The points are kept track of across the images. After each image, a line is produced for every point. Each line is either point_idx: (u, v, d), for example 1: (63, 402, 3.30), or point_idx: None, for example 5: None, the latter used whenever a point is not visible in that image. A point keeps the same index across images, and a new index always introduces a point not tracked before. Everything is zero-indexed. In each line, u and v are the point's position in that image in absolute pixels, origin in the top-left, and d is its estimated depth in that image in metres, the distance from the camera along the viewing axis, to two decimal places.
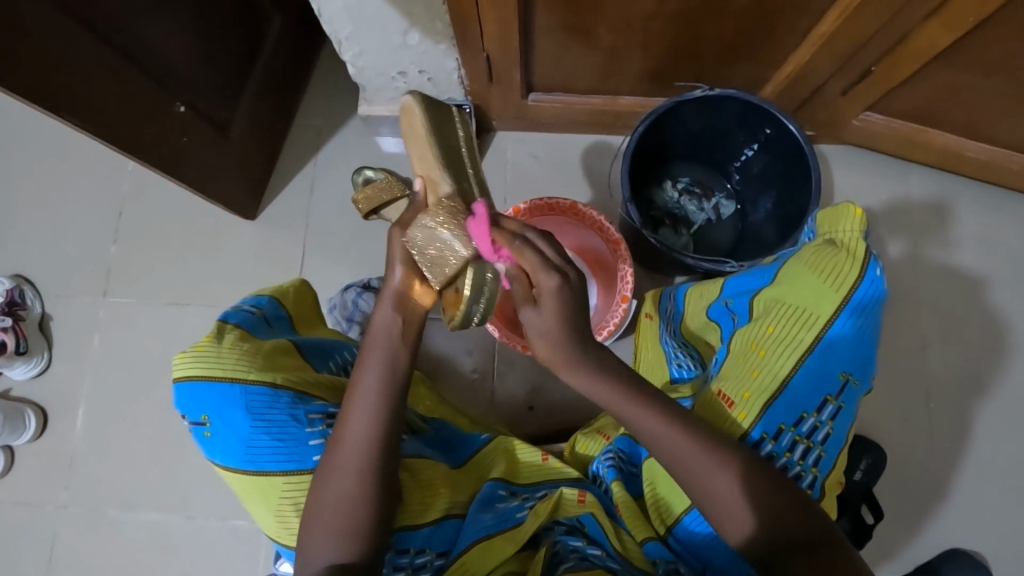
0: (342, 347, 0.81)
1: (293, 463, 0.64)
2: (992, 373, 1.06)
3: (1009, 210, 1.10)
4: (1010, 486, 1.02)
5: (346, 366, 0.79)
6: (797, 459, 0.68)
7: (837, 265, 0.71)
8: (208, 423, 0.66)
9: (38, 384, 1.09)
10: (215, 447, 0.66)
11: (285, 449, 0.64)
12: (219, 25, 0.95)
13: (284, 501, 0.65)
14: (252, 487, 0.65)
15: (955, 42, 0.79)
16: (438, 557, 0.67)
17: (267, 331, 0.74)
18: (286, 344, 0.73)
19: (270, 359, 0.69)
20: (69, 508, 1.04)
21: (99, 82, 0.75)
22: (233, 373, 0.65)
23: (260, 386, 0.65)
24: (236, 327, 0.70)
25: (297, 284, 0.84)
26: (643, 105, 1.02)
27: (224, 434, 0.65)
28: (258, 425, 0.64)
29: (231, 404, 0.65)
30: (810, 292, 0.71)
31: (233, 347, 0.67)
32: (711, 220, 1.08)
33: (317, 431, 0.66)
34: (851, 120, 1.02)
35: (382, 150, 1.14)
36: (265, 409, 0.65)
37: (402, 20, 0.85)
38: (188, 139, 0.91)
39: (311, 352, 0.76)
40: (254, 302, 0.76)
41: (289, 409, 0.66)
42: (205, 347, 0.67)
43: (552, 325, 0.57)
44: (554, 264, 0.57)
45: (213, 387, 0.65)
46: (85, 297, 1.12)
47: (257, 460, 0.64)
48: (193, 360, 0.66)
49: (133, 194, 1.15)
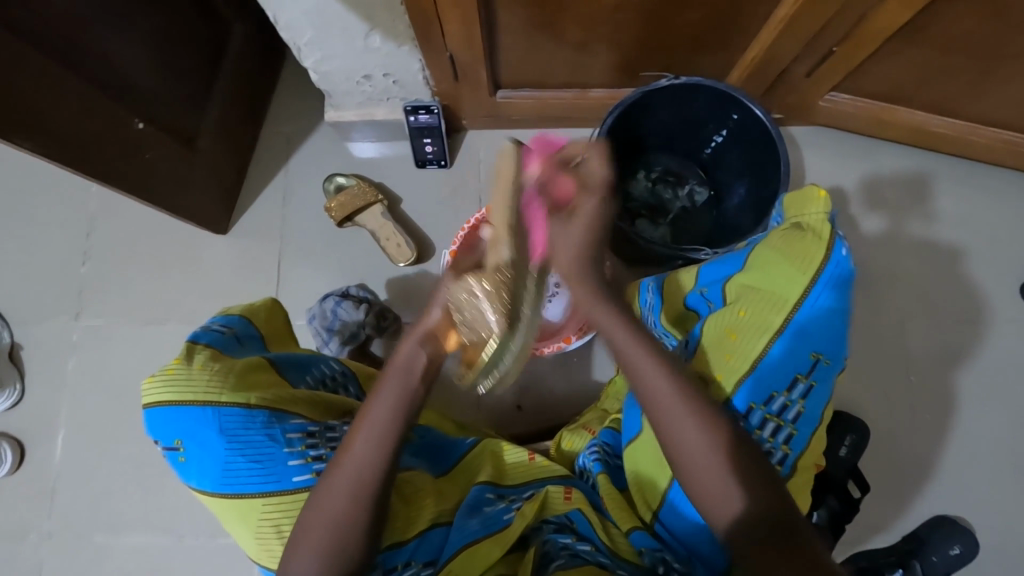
0: (319, 361, 0.80)
1: (272, 484, 0.64)
2: (967, 342, 1.07)
3: (975, 180, 1.12)
4: (990, 452, 1.04)
5: (324, 380, 0.79)
6: (767, 436, 0.70)
7: (805, 248, 0.71)
8: (181, 447, 0.64)
9: (13, 414, 1.06)
10: (189, 471, 0.65)
11: (263, 470, 0.64)
12: (177, 36, 0.93)
13: (264, 523, 0.64)
14: (230, 510, 0.64)
15: (914, 19, 0.80)
16: (425, 567, 0.66)
17: (238, 350, 0.73)
18: (260, 362, 0.72)
19: (242, 378, 0.67)
20: (53, 538, 1.03)
21: (57, 105, 0.73)
22: (205, 396, 0.64)
23: (233, 408, 0.64)
24: (206, 347, 0.69)
25: (269, 301, 0.83)
26: (611, 96, 1.02)
27: (198, 458, 0.64)
28: (234, 448, 0.63)
29: (204, 428, 0.63)
30: (780, 276, 0.72)
31: (202, 369, 0.65)
32: (687, 207, 1.08)
33: (295, 451, 0.65)
34: (818, 101, 1.02)
35: (354, 155, 1.13)
36: (240, 430, 0.64)
37: (363, 24, 0.84)
38: (152, 155, 0.89)
39: (286, 368, 0.74)
40: (224, 321, 0.75)
41: (265, 429, 0.65)
42: (175, 370, 0.65)
43: (577, 239, 0.65)
44: (597, 186, 0.67)
45: (184, 411, 0.64)
46: (58, 322, 1.09)
47: (234, 483, 0.63)
48: (162, 384, 0.64)
49: (100, 214, 1.13)
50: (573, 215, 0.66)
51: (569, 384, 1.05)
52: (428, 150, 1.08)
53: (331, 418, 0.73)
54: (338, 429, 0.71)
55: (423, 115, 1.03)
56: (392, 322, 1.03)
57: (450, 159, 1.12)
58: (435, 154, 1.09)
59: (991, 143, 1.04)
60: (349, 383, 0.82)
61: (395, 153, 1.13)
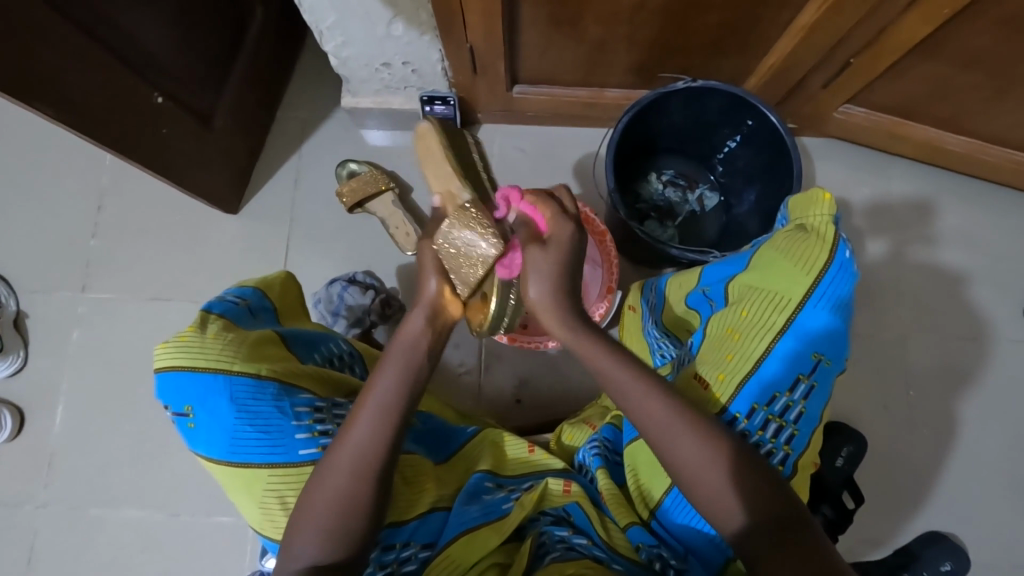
0: (328, 339, 0.80)
1: (277, 456, 0.64)
2: (970, 360, 1.08)
3: (982, 201, 1.13)
4: (985, 471, 1.04)
5: (332, 357, 0.79)
6: (769, 437, 0.68)
7: (807, 249, 0.70)
8: (191, 414, 0.65)
9: (15, 382, 1.07)
10: (197, 438, 0.65)
11: (271, 442, 0.64)
12: (199, 16, 0.94)
13: (267, 494, 0.65)
14: (234, 479, 0.65)
15: (933, 35, 0.81)
16: (423, 549, 0.67)
17: (250, 322, 0.73)
18: (271, 335, 0.72)
19: (254, 349, 0.68)
20: (48, 507, 1.03)
21: (78, 74, 0.73)
22: (217, 364, 0.64)
23: (244, 377, 0.65)
24: (219, 317, 0.69)
25: (284, 275, 0.83)
26: (627, 97, 1.03)
27: (207, 425, 0.64)
28: (243, 417, 0.64)
29: (215, 395, 0.64)
30: (781, 274, 0.70)
31: (216, 338, 0.66)
32: (695, 212, 1.09)
33: (303, 425, 0.66)
34: (832, 112, 1.03)
35: (367, 143, 1.14)
36: (250, 400, 0.64)
37: (386, 11, 0.85)
38: (169, 131, 0.90)
39: (297, 344, 0.75)
40: (239, 292, 0.75)
41: (274, 401, 0.65)
42: (188, 337, 0.65)
43: (551, 268, 0.60)
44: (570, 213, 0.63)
45: (196, 378, 0.64)
46: (65, 293, 1.10)
47: (241, 452, 0.64)
48: (174, 350, 0.65)
49: (113, 188, 1.14)
50: (549, 243, 0.61)
51: (569, 381, 1.05)
52: None
53: (335, 394, 0.73)
54: (345, 406, 0.71)
55: (439, 106, 1.03)
56: (397, 310, 1.04)
57: None
58: None
59: (1001, 163, 1.04)
60: (356, 364, 0.83)
61: (408, 142, 1.14)
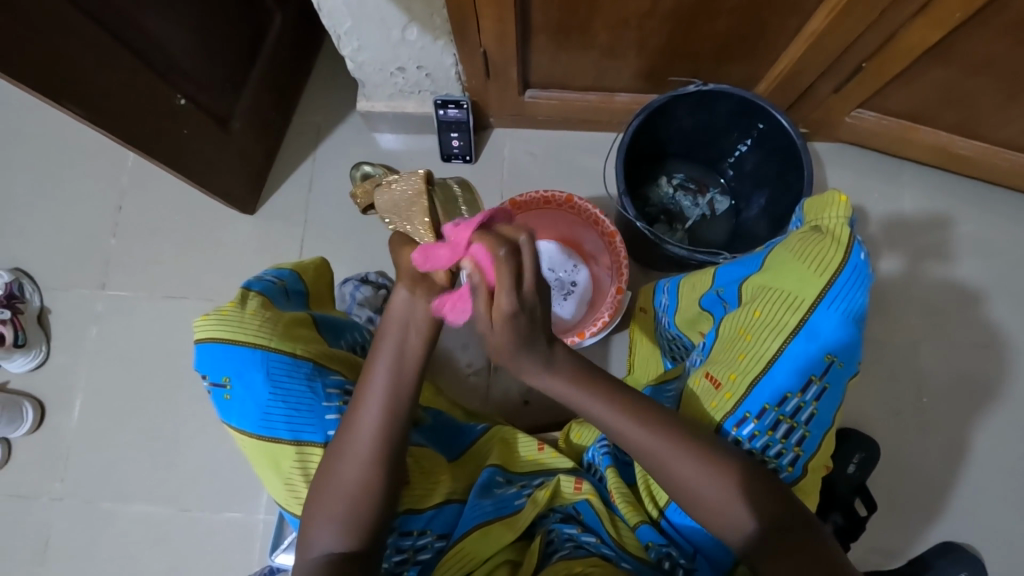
0: (353, 328, 0.82)
1: (307, 434, 0.65)
2: (984, 368, 1.07)
3: (995, 209, 1.12)
4: (1000, 481, 1.03)
5: (357, 346, 0.81)
6: (779, 438, 0.68)
7: (821, 250, 0.68)
8: (227, 385, 0.65)
9: (35, 376, 1.09)
10: (230, 410, 0.66)
11: (301, 419, 0.65)
12: (218, 21, 0.96)
13: (293, 470, 0.65)
14: (262, 453, 0.66)
15: (944, 40, 0.81)
16: (439, 539, 0.68)
17: (285, 302, 0.75)
18: (304, 316, 0.74)
19: (289, 328, 0.69)
20: (62, 500, 1.04)
21: (101, 74, 0.76)
22: (255, 340, 0.66)
23: (280, 355, 0.66)
24: (258, 294, 0.71)
25: (318, 262, 0.85)
26: (637, 101, 1.04)
27: (241, 398, 0.65)
28: (277, 393, 0.65)
29: (252, 368, 0.65)
30: (793, 276, 0.69)
31: (255, 314, 0.68)
32: (705, 215, 1.09)
33: (333, 406, 0.67)
34: (844, 117, 1.03)
35: (380, 146, 1.16)
36: (284, 378, 0.66)
37: (401, 16, 0.86)
38: (188, 132, 0.92)
39: (326, 329, 0.76)
40: (276, 274, 0.77)
41: (307, 380, 0.67)
42: (229, 311, 0.67)
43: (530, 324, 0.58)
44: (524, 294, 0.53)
45: (235, 351, 0.65)
46: (83, 290, 1.12)
47: (271, 428, 0.65)
48: (215, 322, 0.66)
49: (133, 189, 1.16)
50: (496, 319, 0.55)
51: None
52: (453, 145, 1.10)
53: None
54: None
55: (452, 110, 1.04)
56: None
57: (475, 155, 1.14)
58: (461, 149, 1.11)
59: (1014, 169, 1.04)
60: None
61: (420, 146, 1.15)
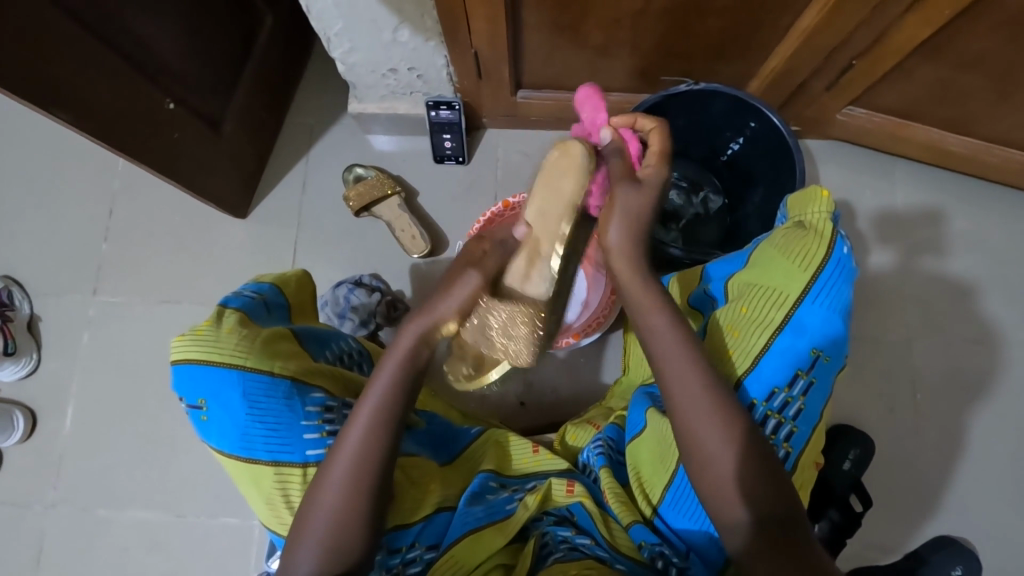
0: (338, 337, 0.81)
1: (285, 454, 0.65)
2: (977, 363, 1.07)
3: (986, 205, 1.12)
4: (994, 475, 1.03)
5: (342, 355, 0.80)
6: (769, 434, 0.68)
7: (805, 245, 0.69)
8: (204, 407, 0.66)
9: (27, 384, 1.08)
10: (210, 430, 0.66)
11: (279, 439, 0.65)
12: (208, 24, 0.95)
13: (274, 491, 0.66)
14: (242, 473, 0.66)
15: (934, 36, 0.81)
16: (428, 551, 0.67)
17: (265, 317, 0.74)
18: (284, 331, 0.73)
19: (268, 345, 0.68)
20: (56, 508, 1.04)
21: (90, 80, 0.75)
22: (230, 360, 0.65)
23: (257, 374, 0.65)
24: (235, 312, 0.70)
25: (300, 273, 0.84)
26: (630, 101, 1.04)
27: (219, 418, 0.65)
28: (254, 414, 0.64)
29: (228, 389, 0.65)
30: (779, 271, 0.69)
31: (231, 332, 0.67)
32: (700, 215, 1.07)
33: (312, 425, 0.67)
34: (836, 115, 1.03)
35: (373, 148, 1.15)
36: (262, 398, 0.65)
37: (392, 18, 0.86)
38: (180, 136, 0.92)
39: (309, 342, 0.76)
40: (255, 288, 0.76)
41: (285, 398, 0.66)
42: (204, 331, 0.66)
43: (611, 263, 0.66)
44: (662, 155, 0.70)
45: (211, 372, 0.65)
46: (74, 296, 1.11)
47: (250, 449, 0.65)
48: (191, 343, 0.66)
49: (123, 194, 1.15)
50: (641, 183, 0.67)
51: (575, 384, 1.05)
52: (446, 145, 1.10)
53: (347, 393, 0.75)
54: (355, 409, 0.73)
55: (444, 111, 1.04)
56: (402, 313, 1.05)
57: (468, 156, 1.14)
58: (453, 150, 1.11)
59: (1006, 165, 1.04)
60: (364, 363, 0.84)
61: (413, 147, 1.15)
